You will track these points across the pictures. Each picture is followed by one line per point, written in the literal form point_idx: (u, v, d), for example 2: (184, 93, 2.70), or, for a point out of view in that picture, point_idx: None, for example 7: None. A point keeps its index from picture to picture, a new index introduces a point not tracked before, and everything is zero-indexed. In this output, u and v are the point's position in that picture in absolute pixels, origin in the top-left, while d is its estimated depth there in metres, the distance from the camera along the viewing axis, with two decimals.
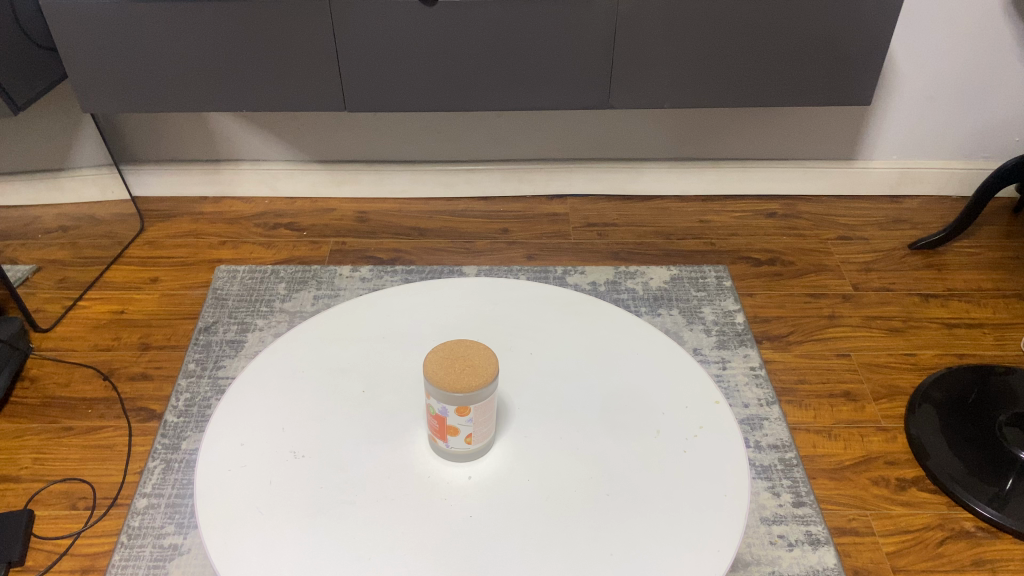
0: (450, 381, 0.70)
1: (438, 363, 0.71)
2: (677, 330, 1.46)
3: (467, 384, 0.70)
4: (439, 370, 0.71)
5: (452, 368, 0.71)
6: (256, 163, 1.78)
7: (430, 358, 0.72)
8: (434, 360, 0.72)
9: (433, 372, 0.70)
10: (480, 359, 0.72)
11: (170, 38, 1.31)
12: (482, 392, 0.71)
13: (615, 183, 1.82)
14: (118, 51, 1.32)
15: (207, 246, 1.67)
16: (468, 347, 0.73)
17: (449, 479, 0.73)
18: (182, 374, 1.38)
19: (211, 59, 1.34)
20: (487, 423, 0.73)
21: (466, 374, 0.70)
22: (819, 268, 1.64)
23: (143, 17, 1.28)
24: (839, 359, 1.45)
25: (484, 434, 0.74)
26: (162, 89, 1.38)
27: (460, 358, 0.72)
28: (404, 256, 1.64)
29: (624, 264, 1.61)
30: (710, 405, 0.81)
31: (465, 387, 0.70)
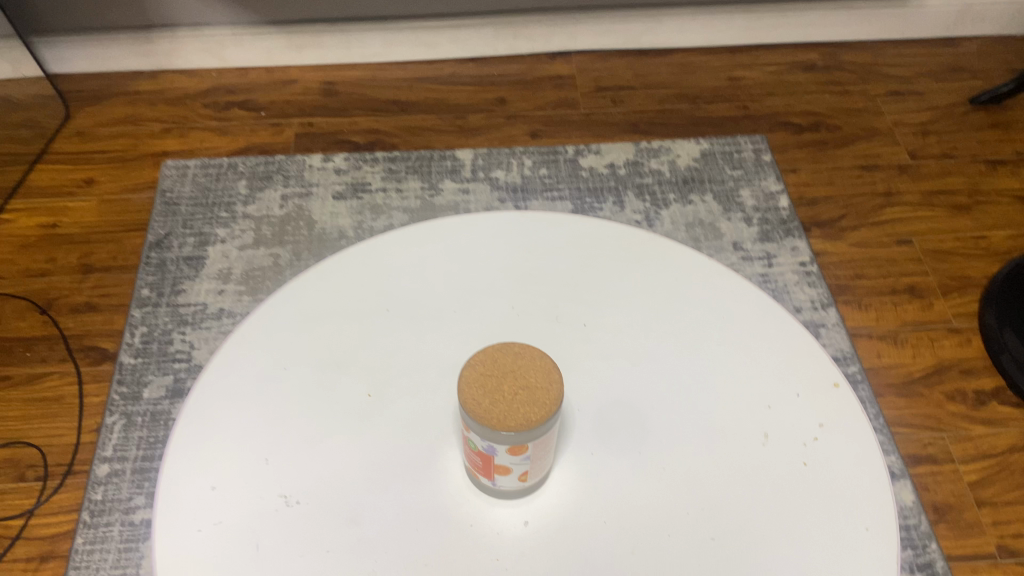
0: (497, 417, 0.49)
1: (478, 388, 0.51)
2: (712, 220, 1.25)
3: (522, 422, 0.49)
4: (481, 399, 0.50)
5: (498, 395, 0.50)
6: (197, 29, 1.48)
7: (466, 379, 0.52)
8: (471, 383, 0.51)
9: (471, 403, 0.50)
10: (540, 380, 0.51)
11: None
12: (542, 428, 0.51)
13: (627, 36, 1.55)
14: None
15: (148, 136, 1.40)
16: (518, 356, 0.53)
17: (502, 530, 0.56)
18: (134, 304, 1.16)
19: None
20: (547, 456, 0.54)
21: (520, 405, 0.50)
22: (869, 132, 1.41)
23: None
24: (900, 247, 1.25)
25: (539, 471, 0.55)
26: None
27: (511, 376, 0.51)
28: (385, 138, 1.39)
29: (645, 139, 1.38)
30: (827, 391, 0.62)
31: (518, 426, 0.49)
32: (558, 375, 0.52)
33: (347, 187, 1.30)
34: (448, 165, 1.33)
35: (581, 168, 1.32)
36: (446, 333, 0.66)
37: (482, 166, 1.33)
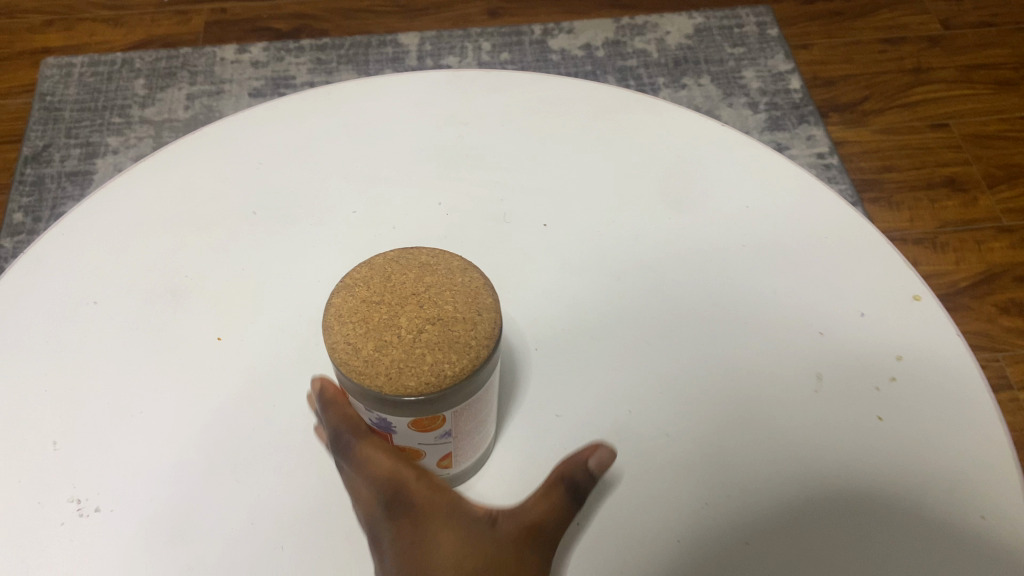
0: (389, 372, 0.29)
1: (356, 322, 0.30)
2: (710, 107, 1.04)
3: (430, 377, 0.29)
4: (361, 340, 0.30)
5: (389, 333, 0.30)
6: None
7: (335, 308, 0.31)
8: (345, 314, 0.31)
9: (343, 350, 0.30)
10: (461, 308, 0.31)
11: None
12: (466, 388, 0.31)
13: None
14: None
15: (26, 30, 1.15)
16: (428, 274, 0.32)
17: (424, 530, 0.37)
18: (4, 231, 0.93)
19: None
20: (480, 429, 0.35)
21: (426, 349, 0.30)
22: (892, 0, 1.18)
23: None
24: (936, 133, 1.04)
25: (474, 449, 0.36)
26: None
27: (413, 299, 0.31)
28: (313, 24, 1.15)
29: (626, 14, 1.15)
30: (903, 306, 0.42)
31: (422, 387, 0.29)
32: (490, 300, 0.32)
33: (267, 82, 1.07)
34: (389, 52, 1.10)
35: (551, 50, 1.10)
36: (340, 250, 0.46)
37: (431, 52, 1.10)
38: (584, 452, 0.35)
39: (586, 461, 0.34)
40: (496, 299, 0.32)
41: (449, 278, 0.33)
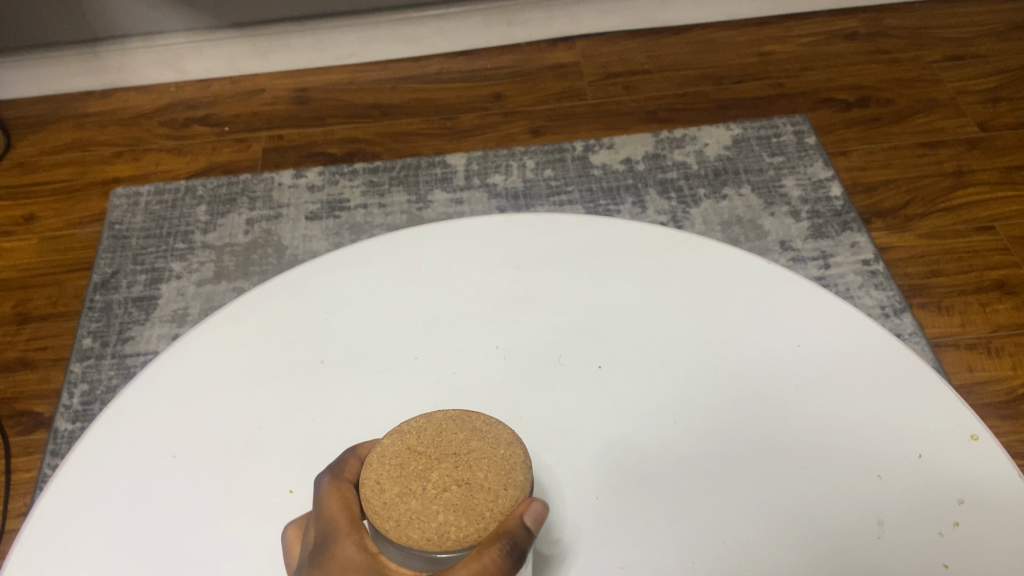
0: (399, 519, 0.33)
1: (396, 466, 0.34)
2: (753, 217, 1.06)
3: (433, 535, 0.32)
4: (388, 483, 0.34)
5: (415, 484, 0.33)
6: (149, 39, 1.32)
7: (382, 449, 0.35)
8: (387, 456, 0.35)
9: (372, 487, 0.34)
10: (491, 479, 0.34)
11: None
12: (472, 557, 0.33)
13: (637, 14, 1.35)
14: None
15: (98, 162, 1.23)
16: (470, 437, 0.35)
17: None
18: (74, 357, 0.97)
19: None
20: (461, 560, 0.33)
21: (441, 507, 0.33)
22: (927, 104, 1.20)
23: None
24: (981, 236, 1.04)
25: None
26: None
27: (450, 458, 0.34)
28: (364, 148, 1.21)
29: (664, 128, 1.19)
30: (961, 446, 0.42)
31: (421, 544, 0.32)
32: (523, 477, 0.34)
33: (322, 205, 1.11)
34: (438, 173, 1.15)
35: (592, 165, 1.14)
36: (404, 397, 0.48)
37: (477, 171, 1.14)
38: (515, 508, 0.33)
39: (519, 518, 0.33)
40: (530, 476, 0.34)
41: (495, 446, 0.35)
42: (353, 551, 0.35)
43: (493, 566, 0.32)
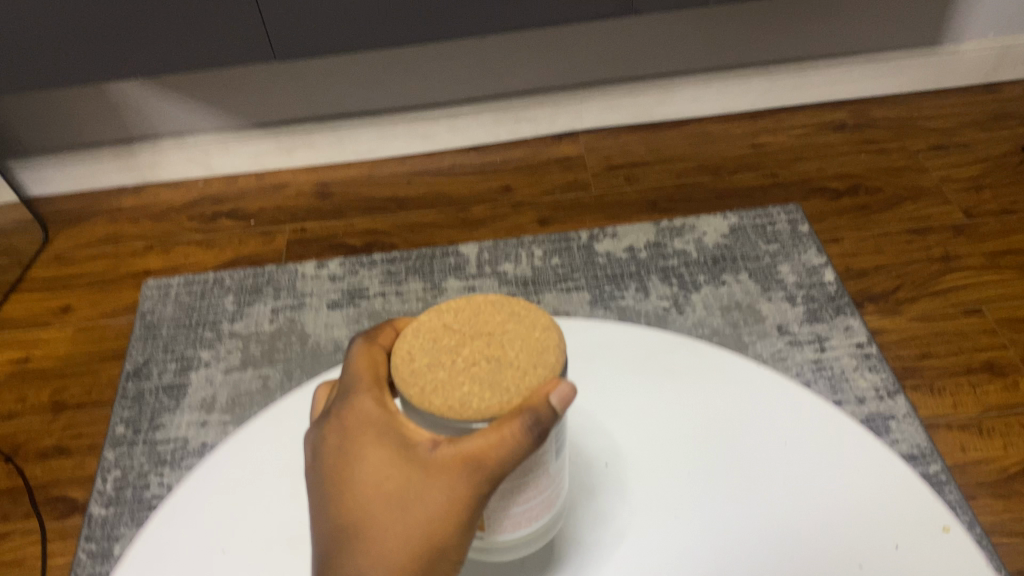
0: (424, 387, 0.36)
1: (432, 341, 0.38)
2: (751, 302, 1.12)
3: (454, 404, 0.35)
4: (418, 355, 0.38)
5: (443, 356, 0.37)
6: (179, 138, 1.40)
7: (423, 324, 0.39)
8: (425, 331, 0.39)
9: (407, 356, 0.38)
10: (520, 359, 0.36)
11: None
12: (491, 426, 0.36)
13: (638, 109, 1.43)
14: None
15: (130, 255, 1.30)
16: (506, 319, 0.38)
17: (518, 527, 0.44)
18: (107, 444, 1.03)
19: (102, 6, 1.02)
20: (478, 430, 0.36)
21: (467, 379, 0.36)
22: (914, 192, 1.27)
23: None
24: (970, 319, 1.09)
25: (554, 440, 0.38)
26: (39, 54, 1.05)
27: (479, 337, 0.38)
28: (382, 239, 1.28)
29: (666, 218, 1.26)
30: (935, 535, 0.47)
31: (440, 412, 0.36)
32: (550, 360, 0.37)
33: (342, 295, 1.18)
34: (452, 262, 1.21)
35: (598, 254, 1.21)
36: None
37: (488, 260, 1.21)
38: (543, 387, 0.35)
39: (547, 397, 0.35)
40: (558, 360, 0.37)
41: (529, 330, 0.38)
42: (370, 405, 0.39)
43: (511, 438, 0.34)
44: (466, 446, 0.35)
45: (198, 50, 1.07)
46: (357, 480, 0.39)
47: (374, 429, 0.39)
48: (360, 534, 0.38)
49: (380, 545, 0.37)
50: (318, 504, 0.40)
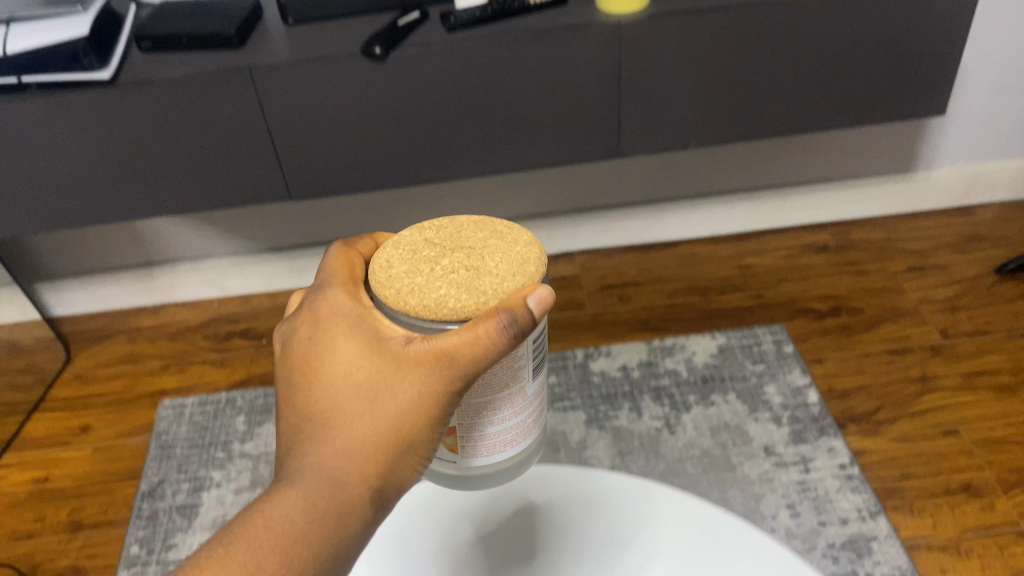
0: (404, 289, 0.41)
1: (415, 253, 0.43)
2: (738, 423, 1.17)
3: (432, 303, 0.41)
4: (398, 263, 0.43)
5: (423, 265, 0.42)
6: (197, 261, 1.48)
7: (407, 240, 0.45)
8: (408, 245, 0.44)
9: (390, 264, 0.43)
10: (498, 269, 0.42)
11: (84, 148, 1.09)
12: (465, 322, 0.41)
13: (630, 232, 1.51)
14: (19, 160, 1.09)
15: (147, 374, 1.37)
16: (484, 237, 0.44)
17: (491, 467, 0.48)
18: (122, 564, 1.07)
19: (133, 159, 1.11)
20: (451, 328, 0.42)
21: (446, 283, 0.41)
22: (893, 313, 1.34)
23: (37, 119, 1.05)
24: (948, 439, 1.15)
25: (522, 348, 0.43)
26: (72, 198, 1.14)
27: (461, 252, 0.43)
28: None
29: (657, 337, 1.33)
30: None
31: (414, 310, 0.41)
32: (526, 271, 0.42)
33: None
34: None
35: (592, 373, 1.27)
36: None
37: None
38: (519, 293, 0.41)
39: (523, 300, 0.41)
40: (534, 273, 0.43)
41: (509, 247, 0.44)
42: (342, 298, 0.47)
43: (485, 334, 0.40)
44: (440, 342, 0.42)
45: (219, 195, 1.16)
46: (331, 369, 0.46)
47: (349, 321, 0.46)
48: (333, 419, 0.46)
49: (349, 437, 0.46)
50: (292, 386, 0.48)
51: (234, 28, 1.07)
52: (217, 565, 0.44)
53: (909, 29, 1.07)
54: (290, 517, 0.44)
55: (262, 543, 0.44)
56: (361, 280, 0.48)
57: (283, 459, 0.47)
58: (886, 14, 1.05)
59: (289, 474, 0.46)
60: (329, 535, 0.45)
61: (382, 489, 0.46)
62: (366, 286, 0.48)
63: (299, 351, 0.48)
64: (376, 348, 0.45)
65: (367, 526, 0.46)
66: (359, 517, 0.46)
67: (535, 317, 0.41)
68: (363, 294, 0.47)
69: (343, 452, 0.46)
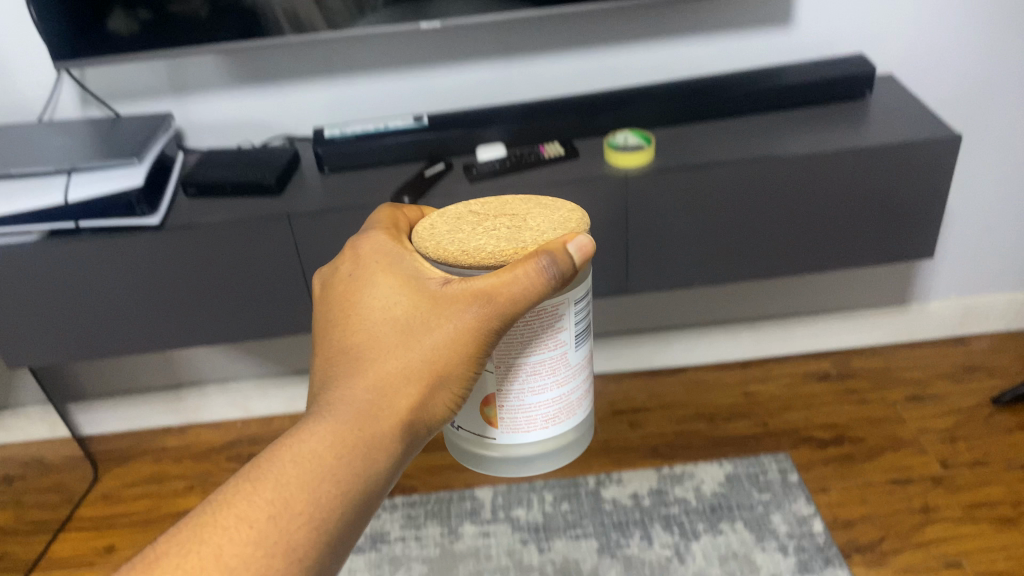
0: (449, 242, 0.47)
1: (459, 218, 0.50)
2: (746, 551, 1.20)
3: (473, 251, 0.47)
4: (445, 226, 0.49)
5: (465, 226, 0.49)
6: (224, 383, 1.55)
7: (454, 211, 0.51)
8: (454, 214, 0.51)
9: (437, 227, 0.50)
10: (537, 228, 0.48)
11: (130, 284, 1.17)
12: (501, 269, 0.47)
13: (639, 358, 1.58)
14: (70, 294, 1.17)
15: (172, 494, 1.41)
16: (527, 210, 0.51)
17: (531, 429, 0.50)
18: None
19: (174, 294, 1.19)
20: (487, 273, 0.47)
21: (488, 238, 0.47)
22: (894, 443, 1.38)
23: (89, 258, 1.14)
24: (951, 571, 1.17)
25: (562, 298, 0.46)
26: (114, 330, 1.21)
27: (504, 217, 0.49)
28: (405, 481, 1.39)
29: (666, 464, 1.37)
30: None
31: (454, 257, 0.47)
32: (564, 228, 0.48)
33: (367, 539, 1.27)
34: (468, 506, 1.32)
35: (604, 500, 1.31)
36: None
37: (503, 504, 1.31)
38: (557, 240, 0.46)
39: (563, 243, 0.45)
40: (571, 229, 0.48)
41: (550, 215, 0.50)
42: (385, 239, 0.55)
43: (522, 272, 0.45)
44: (480, 284, 0.47)
45: (252, 328, 1.23)
46: (370, 303, 0.53)
47: (391, 263, 0.53)
48: (369, 354, 0.51)
49: (382, 370, 0.50)
50: (331, 321, 0.54)
51: (274, 177, 1.16)
52: (244, 502, 0.46)
53: (895, 184, 1.16)
54: (321, 452, 0.47)
55: (294, 474, 0.46)
56: (402, 231, 0.56)
57: (317, 397, 0.51)
58: (874, 171, 1.14)
59: (321, 411, 0.49)
60: (357, 468, 0.47)
61: (411, 424, 0.50)
62: (406, 235, 0.56)
63: (342, 298, 0.55)
64: (415, 286, 0.51)
65: (394, 466, 0.49)
66: (389, 450, 0.48)
67: (579, 263, 0.45)
68: (406, 245, 0.54)
69: (377, 383, 0.50)
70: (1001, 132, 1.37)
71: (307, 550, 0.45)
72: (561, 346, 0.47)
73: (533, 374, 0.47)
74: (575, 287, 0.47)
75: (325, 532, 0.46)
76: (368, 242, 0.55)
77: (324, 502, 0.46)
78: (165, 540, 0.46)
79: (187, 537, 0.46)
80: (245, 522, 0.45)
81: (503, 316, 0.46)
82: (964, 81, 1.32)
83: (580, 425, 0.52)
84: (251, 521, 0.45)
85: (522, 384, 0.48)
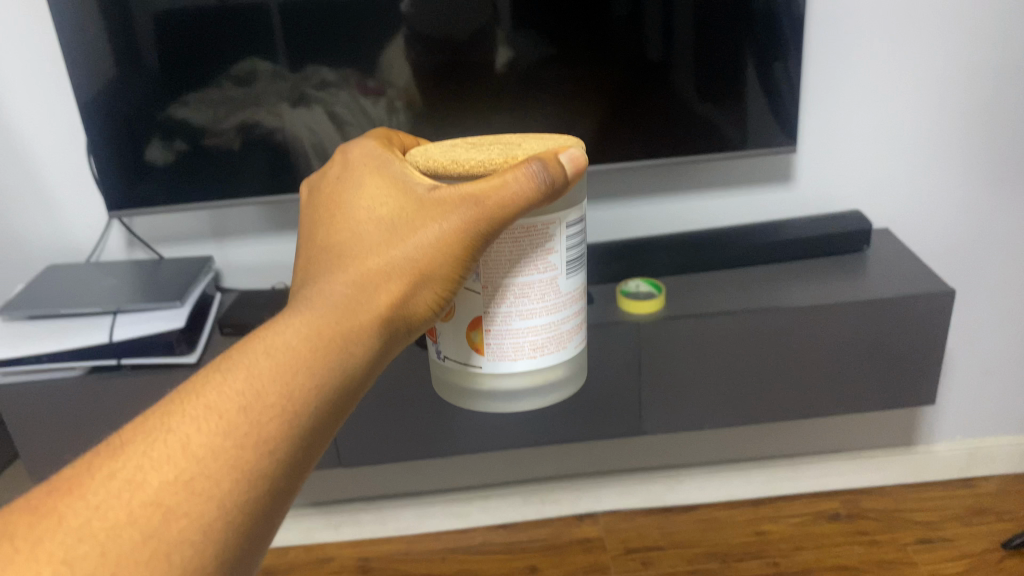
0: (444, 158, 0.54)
1: (453, 147, 0.57)
2: None
3: (465, 162, 0.53)
4: (440, 150, 0.56)
5: (457, 150, 0.56)
6: None
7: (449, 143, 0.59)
8: (450, 144, 0.58)
9: (433, 150, 0.57)
10: (525, 150, 0.54)
11: None
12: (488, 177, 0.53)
13: (651, 495, 1.61)
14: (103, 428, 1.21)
15: None
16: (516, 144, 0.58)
17: (516, 355, 0.58)
18: None
19: None
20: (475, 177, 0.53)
21: (479, 155, 0.54)
22: None
23: (125, 396, 1.19)
24: None
25: (552, 218, 0.55)
26: None
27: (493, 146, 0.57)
28: None
29: None
30: None
31: (444, 168, 0.54)
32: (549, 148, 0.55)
33: None
34: None
35: None
36: None
37: None
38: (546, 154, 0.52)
39: (554, 154, 0.52)
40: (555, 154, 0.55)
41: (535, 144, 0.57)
42: (373, 147, 0.59)
43: (511, 174, 0.50)
44: (468, 187, 0.51)
45: None
46: (355, 201, 0.57)
47: (379, 167, 0.57)
48: (352, 250, 0.54)
49: (364, 265, 0.53)
50: (318, 220, 0.58)
51: None
52: (213, 394, 0.46)
53: (894, 333, 1.22)
54: (293, 347, 0.48)
55: (269, 364, 0.47)
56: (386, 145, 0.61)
57: (299, 292, 0.54)
58: (872, 321, 1.20)
59: (301, 305, 0.51)
60: (331, 360, 0.49)
61: (386, 324, 0.53)
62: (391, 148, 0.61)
63: (327, 195, 0.59)
64: (404, 188, 0.55)
65: (366, 362, 0.52)
66: (362, 344, 0.51)
67: (567, 173, 0.52)
68: (393, 151, 0.59)
69: (357, 279, 0.53)
70: (994, 284, 1.45)
71: (276, 438, 0.46)
72: (547, 269, 0.56)
73: (521, 295, 0.56)
74: (564, 207, 0.55)
75: (296, 422, 0.46)
76: (358, 146, 0.60)
77: (300, 392, 0.47)
78: (127, 430, 0.45)
79: (151, 426, 0.44)
80: (212, 414, 0.45)
81: (490, 219, 0.51)
82: (953, 237, 1.42)
83: (560, 362, 0.60)
84: (219, 412, 0.45)
85: (508, 304, 0.56)
